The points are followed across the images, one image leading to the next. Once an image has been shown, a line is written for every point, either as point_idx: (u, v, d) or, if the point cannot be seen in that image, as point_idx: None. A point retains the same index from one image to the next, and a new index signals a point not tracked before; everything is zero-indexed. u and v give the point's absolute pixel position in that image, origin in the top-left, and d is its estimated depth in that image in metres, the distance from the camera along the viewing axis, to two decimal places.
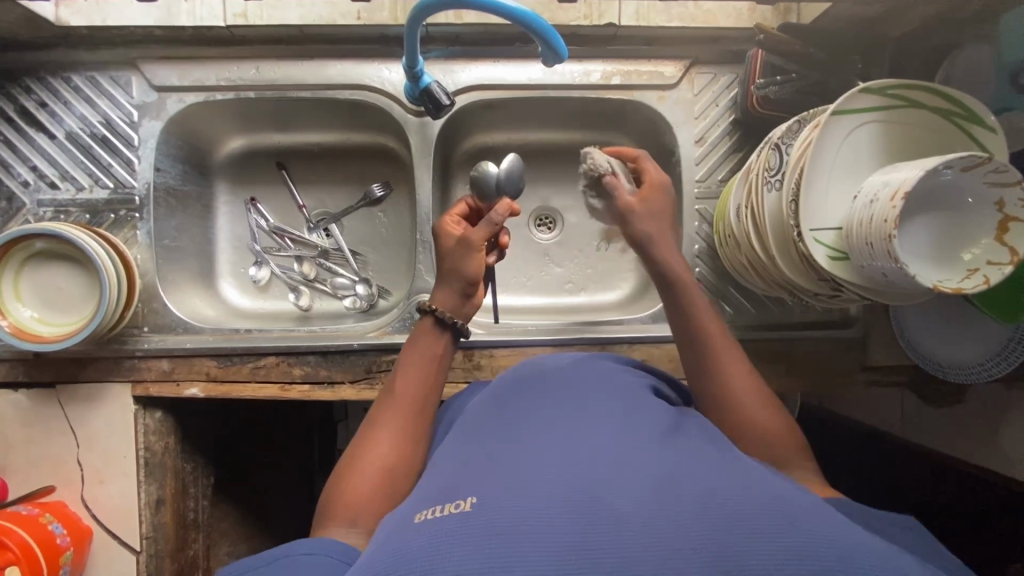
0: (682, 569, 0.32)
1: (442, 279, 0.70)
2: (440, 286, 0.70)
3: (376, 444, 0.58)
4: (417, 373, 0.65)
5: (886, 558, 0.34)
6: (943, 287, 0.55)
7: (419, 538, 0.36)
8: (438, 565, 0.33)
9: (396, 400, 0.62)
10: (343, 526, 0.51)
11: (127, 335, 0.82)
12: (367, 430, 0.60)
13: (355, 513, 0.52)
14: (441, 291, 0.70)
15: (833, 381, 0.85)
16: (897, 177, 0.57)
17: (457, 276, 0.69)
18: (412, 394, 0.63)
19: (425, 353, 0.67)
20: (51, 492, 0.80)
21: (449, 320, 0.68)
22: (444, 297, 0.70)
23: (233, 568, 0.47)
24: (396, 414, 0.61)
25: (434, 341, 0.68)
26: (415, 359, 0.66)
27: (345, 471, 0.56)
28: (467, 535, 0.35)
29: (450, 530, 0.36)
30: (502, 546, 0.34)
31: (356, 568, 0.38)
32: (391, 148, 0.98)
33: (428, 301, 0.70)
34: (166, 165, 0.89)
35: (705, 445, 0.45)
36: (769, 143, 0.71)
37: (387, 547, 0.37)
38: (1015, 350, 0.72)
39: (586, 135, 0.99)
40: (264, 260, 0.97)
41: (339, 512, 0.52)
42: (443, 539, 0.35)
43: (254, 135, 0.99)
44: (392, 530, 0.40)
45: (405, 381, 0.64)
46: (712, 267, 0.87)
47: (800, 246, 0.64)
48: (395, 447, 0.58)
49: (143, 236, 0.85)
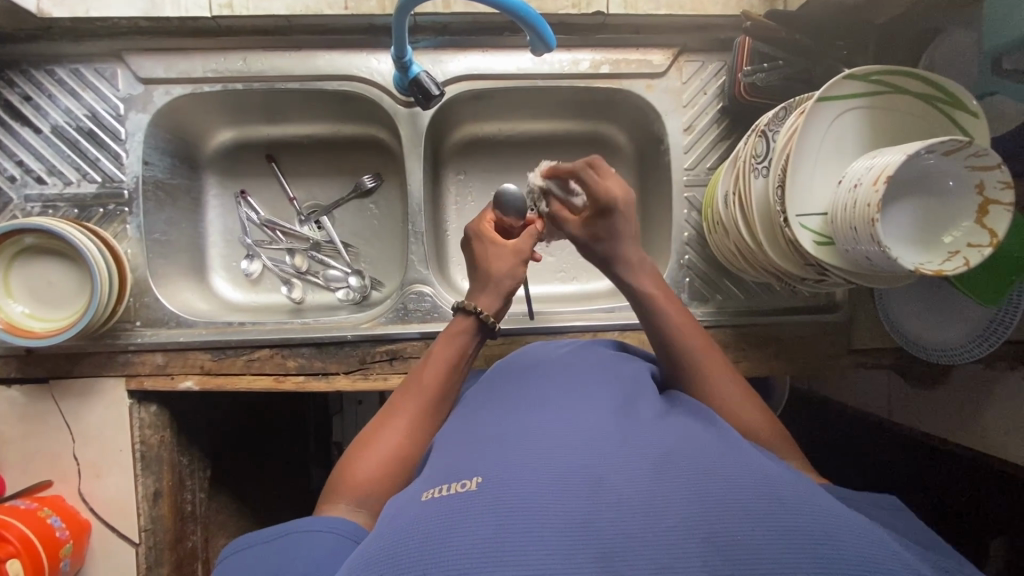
0: (677, 544, 0.33)
1: (487, 283, 0.69)
2: (484, 289, 0.69)
3: (395, 429, 0.57)
4: (443, 367, 0.63)
5: (867, 533, 0.35)
6: (924, 269, 0.56)
7: (424, 516, 0.37)
8: (442, 544, 0.35)
9: (418, 389, 0.61)
10: (351, 506, 0.51)
11: (120, 330, 0.82)
12: (386, 413, 0.59)
13: (364, 494, 0.52)
14: (485, 294, 0.69)
15: (820, 365, 0.86)
16: (880, 161, 0.58)
17: (505, 279, 0.70)
18: (436, 387, 0.62)
19: (455, 349, 0.65)
20: (47, 487, 0.81)
21: (489, 322, 0.67)
22: (487, 299, 0.69)
23: (238, 543, 0.48)
24: (418, 404, 0.60)
25: (465, 339, 0.66)
26: (445, 353, 0.64)
27: (359, 450, 0.56)
28: (470, 515, 0.36)
29: (455, 509, 0.37)
30: (505, 522, 0.35)
31: (362, 547, 0.39)
32: (382, 140, 0.98)
33: (469, 301, 0.68)
34: (154, 158, 0.88)
35: (695, 427, 0.46)
36: (756, 129, 0.71)
37: (393, 525, 0.39)
38: (997, 331, 0.75)
39: (576, 124, 1.00)
40: (256, 253, 0.97)
41: (349, 491, 0.52)
42: (448, 517, 0.36)
43: (242, 128, 0.98)
44: (396, 509, 0.41)
45: (432, 373, 0.62)
46: (702, 255, 0.88)
47: (787, 231, 0.66)
48: (413, 436, 0.57)
49: (133, 230, 0.85)
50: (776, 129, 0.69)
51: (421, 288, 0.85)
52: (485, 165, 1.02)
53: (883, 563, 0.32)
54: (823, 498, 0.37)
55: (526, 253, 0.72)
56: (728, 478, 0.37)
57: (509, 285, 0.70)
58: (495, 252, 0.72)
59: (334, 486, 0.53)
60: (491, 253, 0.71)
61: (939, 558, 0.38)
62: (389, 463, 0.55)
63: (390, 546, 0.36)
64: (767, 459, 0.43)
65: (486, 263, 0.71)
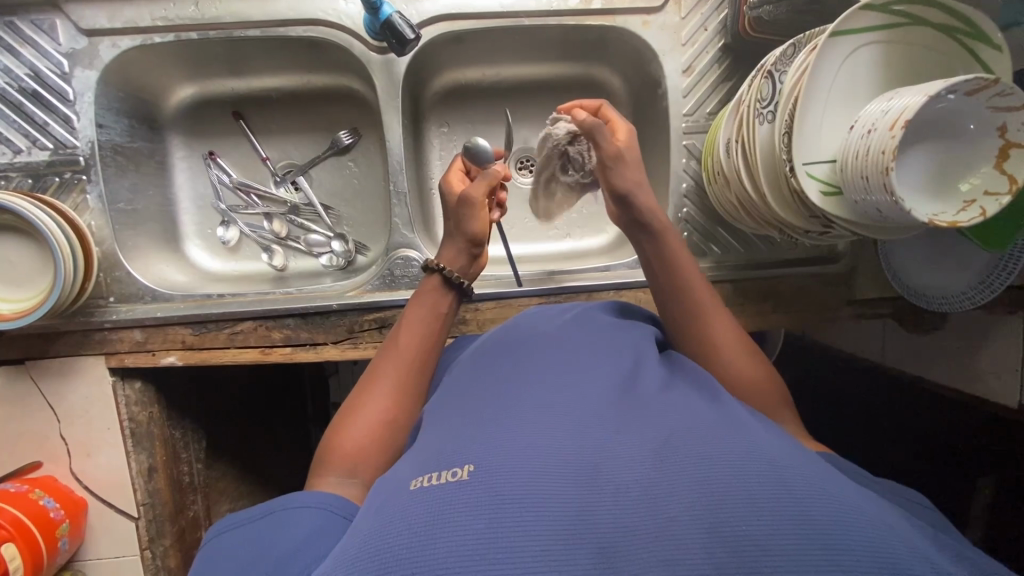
0: (682, 534, 0.31)
1: (448, 236, 0.69)
2: (447, 243, 0.68)
3: (378, 397, 0.55)
4: (421, 331, 0.61)
5: (880, 519, 0.32)
6: (939, 221, 0.53)
7: (412, 508, 0.35)
8: (438, 535, 0.32)
9: (398, 354, 0.59)
10: (340, 478, 0.49)
11: (93, 307, 0.79)
12: (367, 382, 0.57)
13: (353, 464, 0.50)
14: (449, 249, 0.68)
15: (820, 317, 0.85)
16: (898, 103, 0.53)
17: (461, 233, 0.67)
18: (415, 350, 0.60)
19: (430, 310, 0.64)
20: (38, 467, 0.80)
21: (458, 280, 0.66)
22: (451, 255, 0.68)
23: (224, 524, 0.46)
24: (400, 369, 0.58)
25: (439, 299, 0.65)
26: (421, 314, 0.63)
27: (343, 422, 0.54)
28: (466, 503, 0.34)
29: (446, 499, 0.34)
30: (497, 518, 0.32)
31: (346, 540, 0.37)
32: (357, 91, 0.91)
33: (433, 258, 0.67)
34: (109, 120, 0.81)
35: (698, 401, 0.44)
36: (762, 71, 0.66)
37: (378, 519, 0.36)
38: (997, 279, 0.71)
39: (566, 69, 0.93)
40: (231, 219, 0.92)
41: (336, 462, 0.50)
42: (438, 510, 0.34)
43: (204, 82, 0.91)
44: (382, 499, 0.39)
45: (409, 334, 0.61)
46: (701, 207, 0.84)
47: (792, 181, 0.61)
48: (399, 403, 0.56)
49: (94, 200, 0.79)
50: (783, 70, 0.64)
51: (408, 253, 0.81)
52: (471, 116, 0.95)
53: (904, 558, 0.30)
54: (833, 480, 0.35)
55: (474, 199, 0.66)
56: (731, 458, 0.35)
57: (466, 236, 0.67)
58: (453, 202, 0.70)
59: (320, 459, 0.51)
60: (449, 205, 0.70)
61: (954, 538, 0.36)
62: (377, 433, 0.53)
63: (375, 541, 0.33)
64: (771, 434, 0.41)
65: (449, 217, 0.70)
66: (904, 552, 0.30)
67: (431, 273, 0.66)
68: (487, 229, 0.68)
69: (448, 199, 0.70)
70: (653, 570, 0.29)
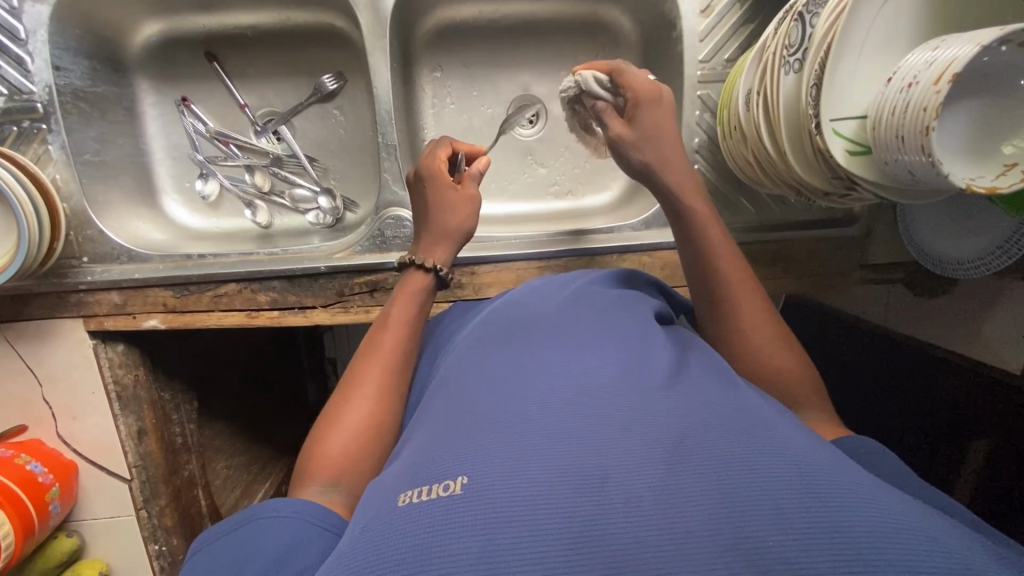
0: (697, 553, 0.28)
1: (437, 234, 0.65)
2: (433, 240, 0.65)
3: (362, 400, 0.53)
4: (399, 331, 0.59)
5: (909, 521, 0.30)
6: (976, 187, 0.48)
7: (404, 529, 0.32)
8: (430, 561, 0.30)
9: (377, 354, 0.57)
10: (323, 487, 0.47)
11: (65, 268, 0.74)
12: (346, 387, 0.55)
13: (338, 472, 0.48)
14: (439, 246, 0.65)
15: (830, 282, 0.81)
16: (945, 53, 0.48)
17: (456, 230, 0.66)
18: (399, 352, 0.58)
19: (414, 309, 0.62)
20: (24, 431, 0.78)
21: (444, 274, 0.65)
22: (438, 251, 0.65)
23: (205, 535, 0.44)
24: (384, 369, 0.56)
25: (420, 295, 0.63)
26: (400, 311, 0.61)
27: (323, 430, 0.52)
28: (460, 526, 0.31)
29: (440, 519, 0.32)
30: (494, 542, 0.30)
31: (336, 556, 0.35)
32: (341, 30, 0.83)
33: (420, 258, 0.64)
34: (67, 61, 0.74)
35: (708, 387, 0.41)
36: (792, 12, 0.59)
37: (367, 539, 0.33)
38: (1018, 244, 0.65)
39: (571, 6, 0.85)
40: (210, 172, 0.86)
41: (320, 471, 0.48)
42: (431, 532, 0.31)
43: (172, 19, 0.83)
44: (371, 514, 0.36)
45: (391, 336, 0.59)
46: (713, 164, 0.79)
47: (816, 140, 0.56)
48: (383, 404, 0.54)
49: (57, 150, 0.73)
50: (815, 11, 0.56)
51: (399, 212, 0.76)
52: (466, 59, 0.87)
53: (938, 568, 0.27)
54: (856, 477, 0.33)
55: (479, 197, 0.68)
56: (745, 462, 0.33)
57: (460, 232, 0.66)
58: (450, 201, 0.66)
59: (303, 468, 0.49)
60: (444, 203, 0.65)
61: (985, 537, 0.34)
62: (362, 438, 0.51)
63: (366, 568, 0.31)
64: (786, 423, 0.39)
65: (433, 209, 0.66)
66: (936, 560, 0.28)
67: (417, 271, 0.64)
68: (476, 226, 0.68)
69: (433, 191, 0.66)
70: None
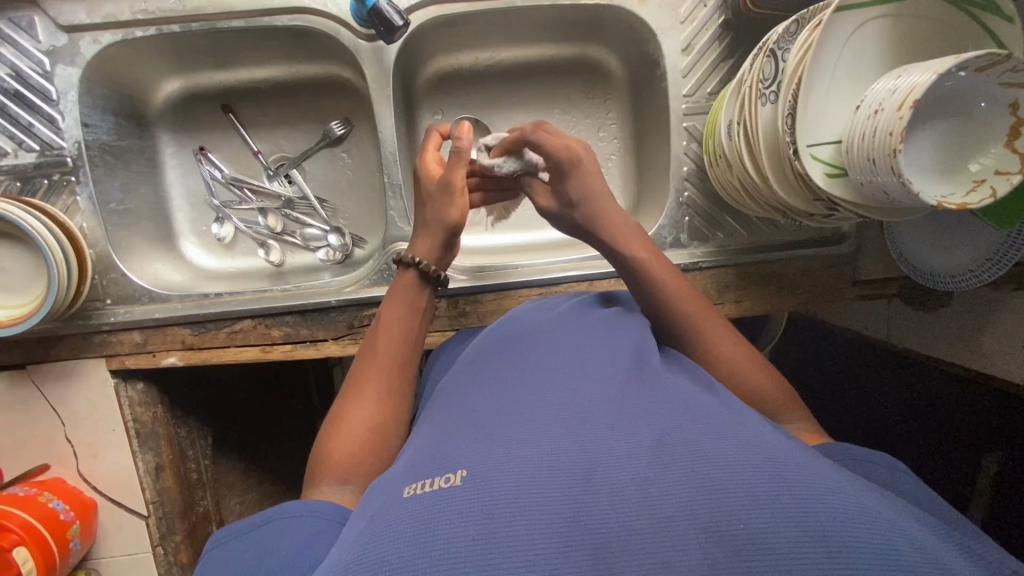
0: (676, 537, 0.31)
1: (422, 227, 0.67)
2: (420, 234, 0.67)
3: (364, 398, 0.56)
4: (399, 336, 0.62)
5: (880, 515, 0.32)
6: (947, 203, 0.51)
7: (407, 515, 0.35)
8: (430, 544, 0.33)
9: (376, 355, 0.60)
10: (336, 484, 0.50)
11: (91, 310, 0.78)
12: (350, 391, 0.58)
13: (347, 469, 0.51)
14: (423, 242, 0.67)
15: (823, 299, 0.83)
16: (906, 82, 0.51)
17: (436, 224, 0.66)
18: (395, 350, 0.61)
19: (407, 305, 0.64)
20: (45, 470, 0.80)
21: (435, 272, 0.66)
22: (424, 246, 0.67)
23: (225, 531, 0.47)
24: (382, 371, 0.59)
25: (414, 294, 0.65)
26: (396, 313, 0.63)
27: (332, 431, 0.54)
28: (460, 510, 0.34)
29: (439, 505, 0.35)
30: (490, 525, 0.33)
31: (344, 543, 0.38)
32: (348, 79, 0.89)
33: (408, 252, 0.66)
34: (95, 118, 0.80)
35: (696, 396, 0.43)
36: (764, 48, 0.64)
37: (373, 525, 0.36)
38: (1005, 255, 0.67)
39: (562, 50, 0.91)
40: (225, 216, 0.90)
41: (331, 471, 0.50)
42: (431, 516, 0.35)
43: (190, 75, 0.89)
44: (376, 505, 0.39)
45: (388, 336, 0.61)
46: (702, 191, 0.82)
47: (795, 164, 0.60)
48: (384, 402, 0.57)
49: (85, 201, 0.78)
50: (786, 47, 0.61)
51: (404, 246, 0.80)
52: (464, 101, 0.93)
53: (910, 557, 0.30)
54: (838, 479, 0.35)
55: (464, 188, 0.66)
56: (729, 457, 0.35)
57: (442, 226, 0.66)
58: (432, 192, 0.67)
59: (316, 467, 0.51)
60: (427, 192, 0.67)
61: (972, 541, 0.36)
62: (365, 436, 0.53)
63: (371, 545, 0.34)
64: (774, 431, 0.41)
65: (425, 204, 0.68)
66: (908, 549, 0.30)
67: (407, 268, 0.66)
68: (461, 220, 0.67)
69: (431, 183, 0.67)
70: (647, 568, 0.30)
